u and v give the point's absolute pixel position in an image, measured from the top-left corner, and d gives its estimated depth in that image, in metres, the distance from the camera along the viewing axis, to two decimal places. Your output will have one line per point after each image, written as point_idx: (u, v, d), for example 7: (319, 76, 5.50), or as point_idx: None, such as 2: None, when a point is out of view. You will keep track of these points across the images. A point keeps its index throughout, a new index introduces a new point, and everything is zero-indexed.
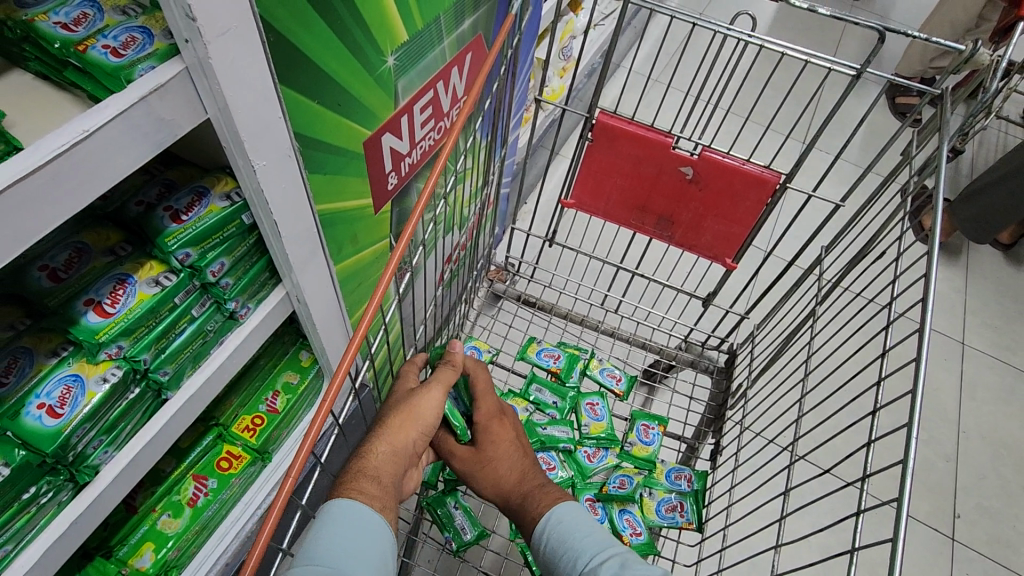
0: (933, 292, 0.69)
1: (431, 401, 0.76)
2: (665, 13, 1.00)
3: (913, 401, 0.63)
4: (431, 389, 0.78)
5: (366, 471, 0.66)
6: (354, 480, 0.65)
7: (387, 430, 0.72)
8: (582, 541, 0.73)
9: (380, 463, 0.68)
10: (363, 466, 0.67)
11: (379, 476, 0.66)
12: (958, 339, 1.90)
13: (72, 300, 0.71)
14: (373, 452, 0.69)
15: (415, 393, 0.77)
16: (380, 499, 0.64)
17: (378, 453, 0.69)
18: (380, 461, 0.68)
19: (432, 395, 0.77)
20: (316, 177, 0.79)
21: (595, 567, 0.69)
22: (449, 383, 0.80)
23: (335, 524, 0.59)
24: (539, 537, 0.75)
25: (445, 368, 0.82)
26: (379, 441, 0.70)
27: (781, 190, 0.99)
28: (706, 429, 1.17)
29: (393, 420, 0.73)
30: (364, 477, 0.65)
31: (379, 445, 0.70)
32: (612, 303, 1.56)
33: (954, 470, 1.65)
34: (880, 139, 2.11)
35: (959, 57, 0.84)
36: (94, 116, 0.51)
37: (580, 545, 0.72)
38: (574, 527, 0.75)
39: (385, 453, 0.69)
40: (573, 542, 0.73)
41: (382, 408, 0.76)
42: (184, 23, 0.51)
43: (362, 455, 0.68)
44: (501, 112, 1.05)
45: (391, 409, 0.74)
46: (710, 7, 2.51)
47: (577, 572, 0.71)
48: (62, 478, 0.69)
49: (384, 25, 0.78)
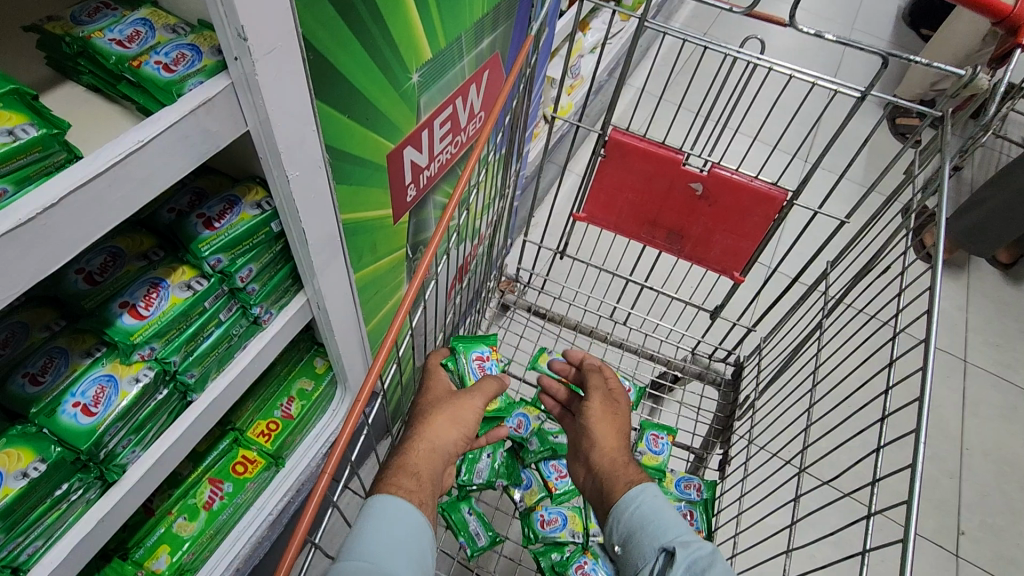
0: (939, 303, 0.70)
1: (472, 407, 0.80)
2: (676, 35, 1.02)
3: (920, 410, 0.64)
4: (475, 396, 0.82)
5: (406, 468, 0.69)
6: (394, 476, 0.68)
7: (428, 429, 0.75)
8: (675, 518, 0.72)
9: (417, 459, 0.71)
10: (402, 463, 0.70)
11: (417, 472, 0.69)
12: (960, 356, 1.93)
13: (107, 303, 0.74)
14: (413, 450, 0.72)
15: (458, 398, 0.81)
16: (417, 494, 0.66)
17: (418, 451, 0.72)
18: (418, 458, 0.71)
19: (475, 401, 0.81)
20: (343, 187, 0.82)
21: (687, 542, 0.68)
22: (489, 393, 0.83)
23: (376, 520, 0.61)
24: (630, 498, 0.75)
25: (489, 380, 0.85)
26: (419, 440, 0.73)
27: (788, 207, 1.02)
28: (715, 440, 1.19)
29: (439, 420, 0.77)
30: (403, 473, 0.68)
31: (418, 443, 0.73)
32: (620, 315, 1.59)
33: (958, 486, 1.66)
34: (882, 158, 2.15)
35: (959, 81, 0.87)
36: (148, 127, 0.54)
37: (672, 519, 0.72)
38: (667, 503, 0.74)
39: (424, 449, 0.72)
40: (664, 513, 0.72)
41: (425, 407, 0.80)
42: (235, 42, 0.55)
43: (402, 451, 0.72)
44: (518, 129, 1.09)
45: (433, 409, 0.78)
46: (715, 26, 2.58)
47: (663, 540, 0.69)
48: (92, 476, 0.72)
49: (410, 43, 0.82)
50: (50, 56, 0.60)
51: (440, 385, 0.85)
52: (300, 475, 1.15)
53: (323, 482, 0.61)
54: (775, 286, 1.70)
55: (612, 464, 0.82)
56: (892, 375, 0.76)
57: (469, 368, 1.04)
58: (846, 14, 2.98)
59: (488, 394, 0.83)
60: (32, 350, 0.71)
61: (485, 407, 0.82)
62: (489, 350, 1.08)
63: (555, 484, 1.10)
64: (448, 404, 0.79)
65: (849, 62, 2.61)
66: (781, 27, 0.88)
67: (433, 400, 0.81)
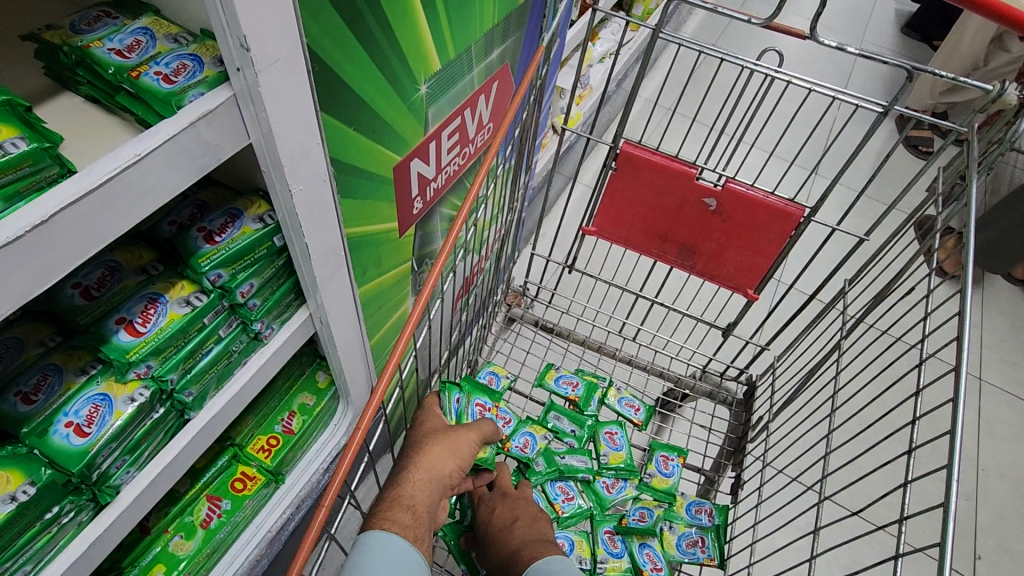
0: (969, 330, 0.67)
1: (468, 440, 0.81)
2: (691, 48, 1.00)
3: (952, 443, 0.61)
4: (471, 432, 0.82)
5: (402, 500, 0.66)
6: (389, 509, 0.65)
7: (424, 458, 0.74)
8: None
9: (414, 490, 0.69)
10: (397, 495, 0.67)
11: (412, 505, 0.66)
12: (974, 374, 1.88)
13: (104, 318, 0.72)
14: (410, 480, 0.70)
15: (455, 430, 0.81)
16: (412, 530, 0.63)
17: (415, 481, 0.70)
18: (414, 489, 0.69)
19: (470, 436, 0.81)
20: (349, 201, 0.80)
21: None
22: (484, 433, 0.84)
23: (372, 554, 0.58)
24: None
25: (484, 419, 0.87)
26: (416, 470, 0.72)
27: (805, 224, 0.98)
28: (726, 462, 1.16)
29: (435, 450, 0.76)
30: (399, 507, 0.65)
31: (416, 473, 0.71)
32: (629, 330, 1.56)
33: (974, 509, 1.62)
34: (895, 170, 2.12)
35: (986, 96, 0.85)
36: (145, 141, 0.51)
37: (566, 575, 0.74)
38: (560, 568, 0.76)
39: (420, 479, 0.71)
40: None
41: (417, 437, 0.79)
42: (238, 53, 0.53)
43: (399, 482, 0.69)
44: (527, 141, 1.07)
45: (430, 438, 0.78)
46: (724, 36, 2.56)
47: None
48: (84, 498, 0.69)
49: (420, 53, 0.80)
50: (48, 66, 0.58)
51: (436, 418, 0.83)
52: (301, 491, 1.12)
53: (322, 512, 0.58)
54: (788, 303, 1.67)
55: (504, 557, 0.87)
56: (918, 403, 0.73)
57: (467, 409, 1.08)
58: (855, 26, 2.95)
59: (479, 433, 0.83)
60: (25, 368, 0.68)
61: (479, 444, 0.83)
62: (492, 402, 1.12)
63: (562, 507, 1.08)
64: (447, 435, 0.79)
65: (859, 73, 2.59)
66: (802, 39, 0.85)
67: (426, 431, 0.80)
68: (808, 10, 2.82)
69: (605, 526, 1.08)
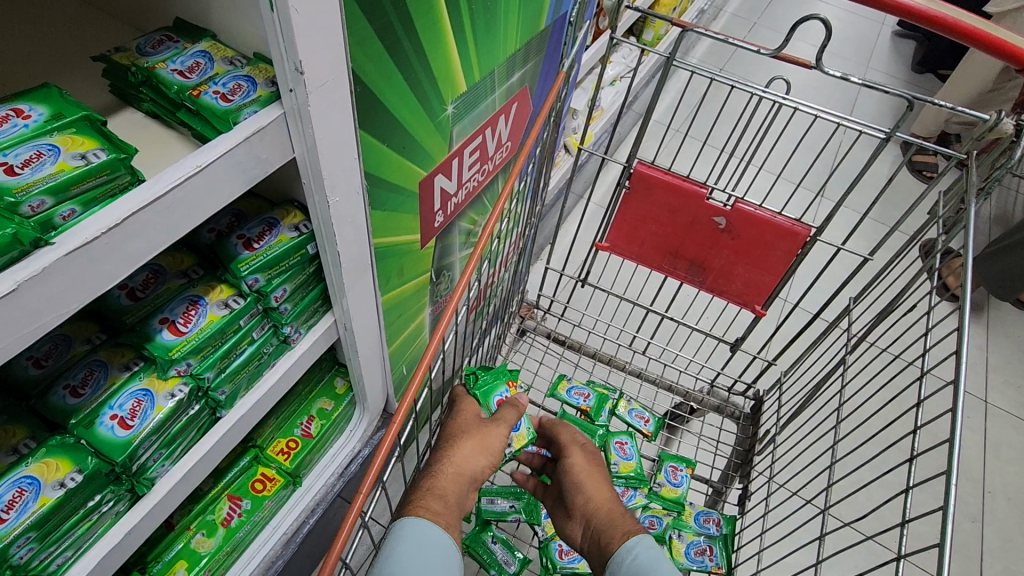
0: (967, 345, 0.70)
1: (498, 435, 0.82)
2: (703, 75, 1.04)
3: (951, 451, 0.64)
4: (498, 426, 0.84)
5: (434, 490, 0.70)
6: (421, 498, 0.68)
7: (456, 454, 0.76)
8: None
9: (446, 482, 0.72)
10: (429, 485, 0.71)
11: (444, 495, 0.70)
12: (980, 397, 1.90)
13: (149, 318, 0.76)
14: (441, 472, 0.73)
15: (486, 425, 0.83)
16: (443, 517, 0.67)
17: (446, 473, 0.73)
18: (446, 482, 0.72)
19: (499, 431, 0.83)
20: (379, 213, 0.85)
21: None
22: (511, 423, 0.86)
23: (407, 540, 0.62)
24: (627, 553, 0.74)
25: (507, 407, 0.87)
26: (447, 464, 0.75)
27: (812, 243, 1.02)
28: (733, 473, 1.19)
29: (466, 446, 0.78)
30: (431, 495, 0.69)
31: (447, 466, 0.74)
32: (639, 344, 1.60)
33: (979, 530, 1.63)
34: (899, 194, 2.16)
35: (984, 125, 0.90)
36: (205, 153, 0.56)
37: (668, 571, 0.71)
38: (663, 555, 0.74)
39: (452, 472, 0.74)
40: (662, 566, 0.72)
41: (454, 431, 0.81)
42: (292, 75, 0.58)
43: (431, 474, 0.73)
44: (544, 160, 1.11)
45: (463, 433, 0.80)
46: (730, 63, 2.63)
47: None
48: (124, 488, 0.72)
49: (448, 76, 0.85)
50: (114, 84, 0.63)
51: (468, 410, 0.85)
52: (316, 495, 1.16)
53: (354, 510, 0.61)
54: (794, 322, 1.70)
55: (610, 515, 0.82)
56: (920, 414, 0.77)
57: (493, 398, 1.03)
58: (860, 54, 3.01)
59: (504, 424, 0.84)
60: (74, 363, 0.73)
61: (508, 436, 0.83)
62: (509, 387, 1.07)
63: None
64: (477, 429, 0.81)
65: (863, 100, 2.64)
66: (808, 68, 0.89)
67: (462, 424, 0.82)
68: (815, 37, 2.89)
69: None
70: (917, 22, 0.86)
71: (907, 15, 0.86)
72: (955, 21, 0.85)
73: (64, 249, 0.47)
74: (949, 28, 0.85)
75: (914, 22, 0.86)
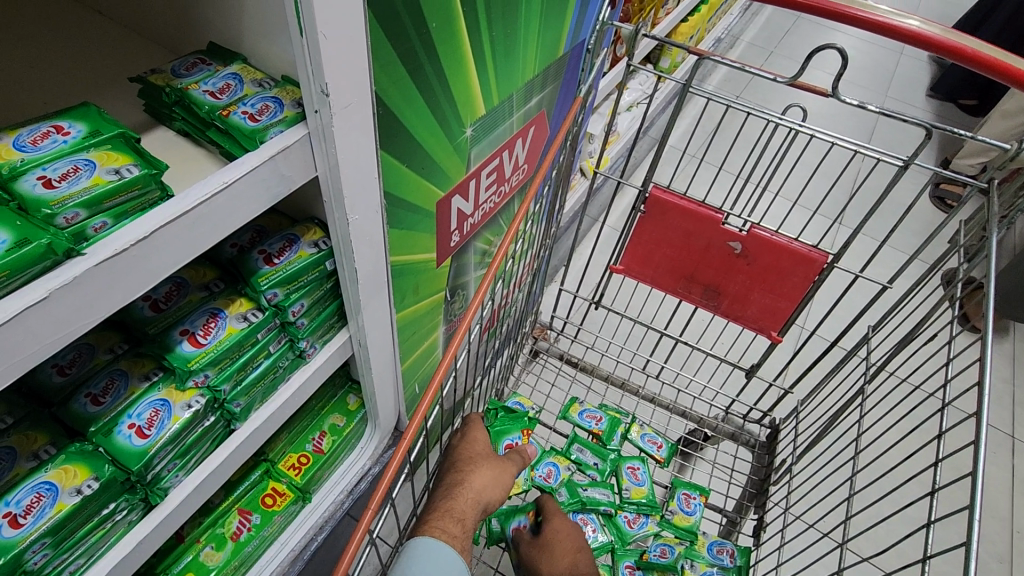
0: (991, 377, 0.68)
1: (512, 472, 0.87)
2: (721, 102, 1.04)
3: (973, 485, 0.62)
4: (511, 465, 0.89)
5: (453, 511, 0.72)
6: (437, 520, 0.69)
7: (475, 481, 0.79)
8: None
9: (465, 505, 0.74)
10: (448, 507, 0.73)
11: (462, 518, 0.72)
12: (1008, 432, 1.84)
13: (170, 329, 0.78)
14: (462, 495, 0.76)
15: (505, 461, 0.87)
16: (458, 540, 0.68)
17: (464, 497, 0.76)
18: (466, 506, 0.74)
19: (512, 468, 0.87)
20: (396, 231, 0.86)
21: None
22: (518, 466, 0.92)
23: (420, 559, 0.61)
24: None
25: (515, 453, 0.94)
26: (466, 489, 0.77)
27: (829, 269, 1.01)
28: (748, 503, 1.17)
29: (483, 474, 0.82)
30: (449, 518, 0.71)
31: (466, 491, 0.77)
32: (652, 368, 1.58)
33: (1007, 571, 1.56)
34: (919, 222, 2.14)
35: (1005, 155, 0.88)
36: (233, 169, 0.58)
37: None
38: None
39: (470, 497, 0.76)
40: None
41: (471, 457, 0.84)
42: (318, 97, 0.59)
43: (451, 496, 0.75)
44: (560, 181, 1.13)
45: (481, 462, 0.84)
46: (747, 90, 2.66)
47: None
48: (138, 498, 0.73)
49: (467, 100, 0.87)
50: (149, 103, 0.66)
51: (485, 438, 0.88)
52: (326, 512, 1.15)
53: (359, 532, 0.61)
54: (810, 350, 1.68)
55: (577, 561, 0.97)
56: (941, 447, 0.74)
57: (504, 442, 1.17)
58: (878, 83, 3.01)
59: (517, 463, 0.90)
60: (96, 371, 0.75)
61: (518, 475, 0.89)
62: (521, 435, 1.17)
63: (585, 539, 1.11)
64: (494, 460, 0.86)
65: (882, 128, 2.64)
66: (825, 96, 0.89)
67: (479, 452, 0.86)
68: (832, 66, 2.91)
69: (626, 560, 1.10)
70: (937, 53, 0.86)
71: (926, 46, 0.86)
72: (976, 52, 0.85)
73: (95, 260, 0.49)
74: (969, 59, 0.85)
75: (935, 53, 0.86)
